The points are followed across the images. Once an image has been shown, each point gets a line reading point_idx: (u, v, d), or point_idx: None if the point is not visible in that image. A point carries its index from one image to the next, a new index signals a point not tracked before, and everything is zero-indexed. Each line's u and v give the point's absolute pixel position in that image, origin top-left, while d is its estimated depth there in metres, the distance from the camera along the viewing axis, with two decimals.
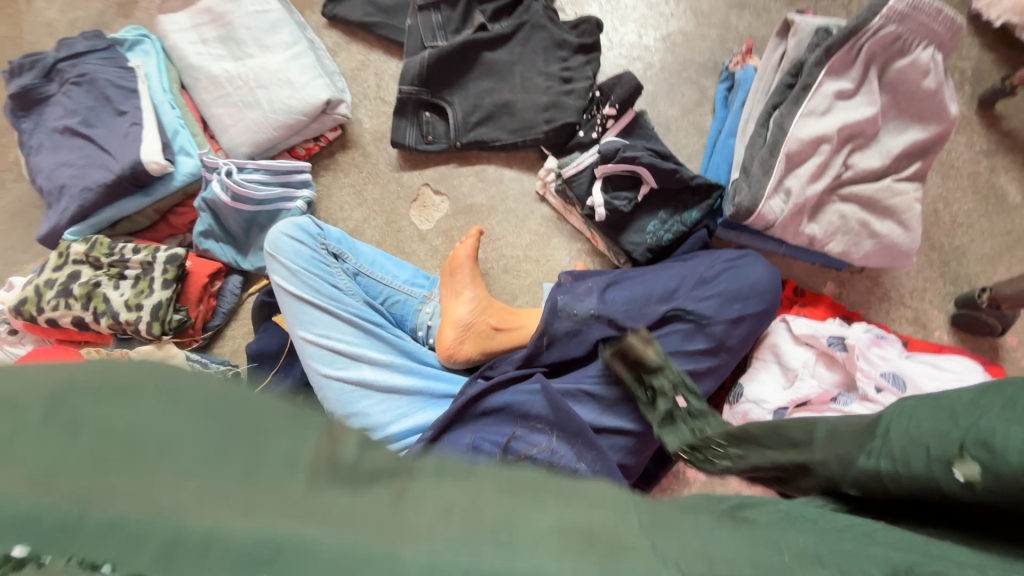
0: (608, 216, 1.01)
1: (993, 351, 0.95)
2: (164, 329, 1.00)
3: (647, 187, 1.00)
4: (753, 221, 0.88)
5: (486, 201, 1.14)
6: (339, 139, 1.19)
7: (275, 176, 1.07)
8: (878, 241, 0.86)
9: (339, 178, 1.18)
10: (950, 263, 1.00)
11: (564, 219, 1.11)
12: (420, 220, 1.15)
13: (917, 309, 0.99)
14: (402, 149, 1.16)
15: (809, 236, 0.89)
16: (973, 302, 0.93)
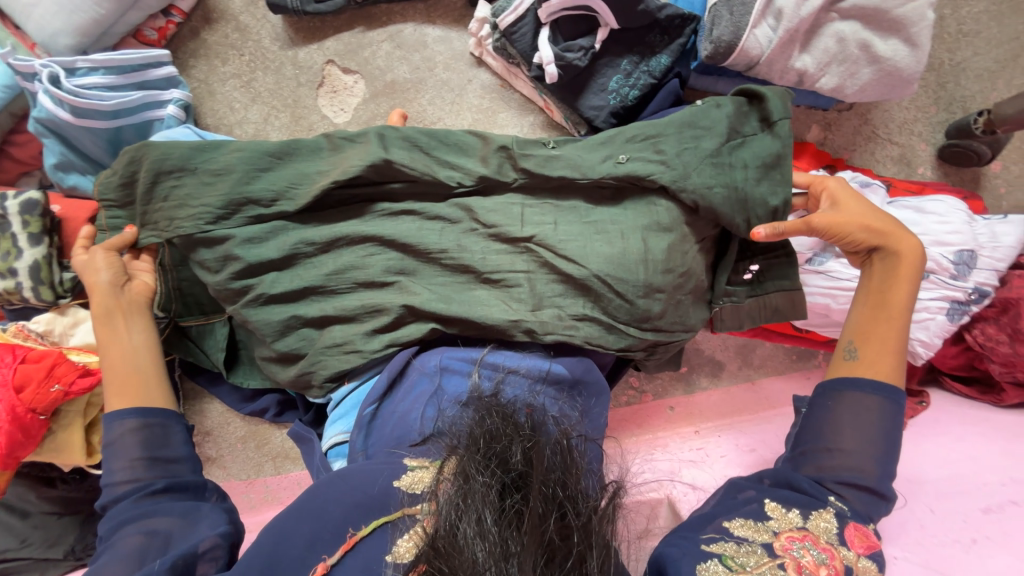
0: (561, 74, 0.81)
1: (976, 182, 0.89)
2: (60, 291, 0.80)
3: (606, 29, 0.79)
4: (734, 61, 0.73)
5: (411, 74, 0.91)
6: (198, 10, 0.91)
7: (125, 75, 0.82)
8: (880, 69, 0.71)
9: (215, 67, 0.91)
10: (948, 85, 0.88)
11: (509, 87, 0.91)
12: (332, 110, 0.92)
13: (904, 146, 0.89)
14: (287, 15, 0.88)
15: (799, 72, 0.73)
16: (967, 130, 0.83)
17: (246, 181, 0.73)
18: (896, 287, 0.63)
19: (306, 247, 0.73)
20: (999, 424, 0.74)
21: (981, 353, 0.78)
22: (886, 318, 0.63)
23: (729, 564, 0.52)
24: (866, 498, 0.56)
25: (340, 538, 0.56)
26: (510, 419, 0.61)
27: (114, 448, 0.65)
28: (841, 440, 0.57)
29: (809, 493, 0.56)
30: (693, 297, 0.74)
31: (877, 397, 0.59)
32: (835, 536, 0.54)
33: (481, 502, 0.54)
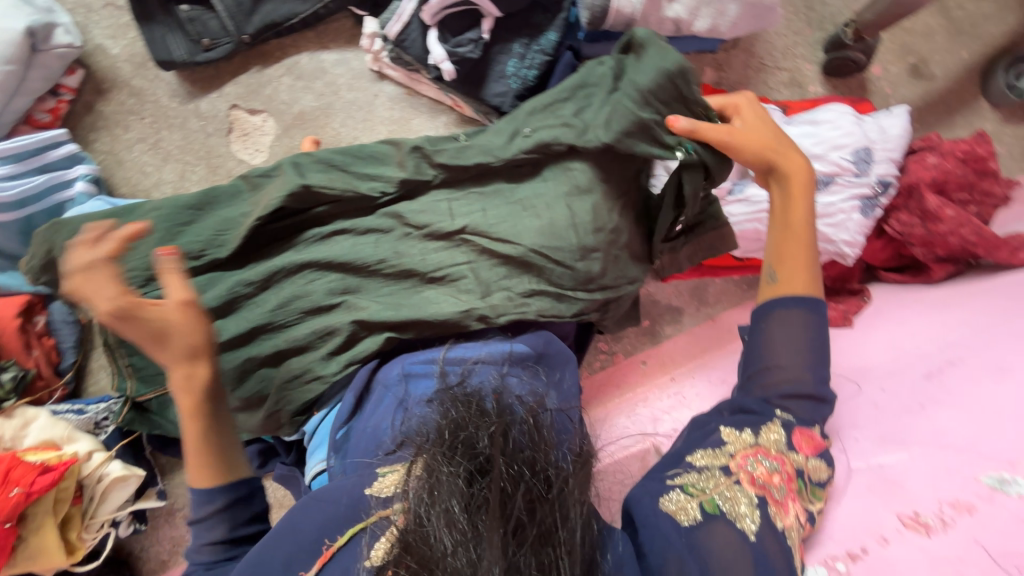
0: (457, 70, 0.83)
1: (863, 88, 0.96)
2: (3, 394, 0.79)
3: (490, 19, 0.82)
4: (611, 23, 0.78)
5: (317, 102, 0.92)
6: (87, 83, 0.89)
7: (24, 161, 0.80)
8: (743, 2, 0.77)
9: (117, 136, 0.90)
10: (816, 5, 0.95)
11: (415, 93, 0.93)
12: (247, 152, 0.92)
13: (792, 70, 0.95)
14: (179, 69, 0.88)
15: (674, 21, 0.78)
16: (840, 42, 0.90)
17: (169, 238, 0.72)
18: (796, 206, 0.68)
19: (243, 290, 0.72)
20: (932, 298, 0.79)
21: (903, 241, 0.83)
22: (796, 236, 0.67)
23: (689, 491, 0.57)
24: (808, 404, 0.60)
25: (317, 550, 0.57)
26: (473, 407, 0.60)
27: (202, 526, 0.60)
28: (778, 358, 0.61)
29: (757, 412, 0.60)
30: (631, 249, 0.77)
31: (800, 310, 0.62)
32: (785, 446, 0.58)
33: (449, 493, 0.54)
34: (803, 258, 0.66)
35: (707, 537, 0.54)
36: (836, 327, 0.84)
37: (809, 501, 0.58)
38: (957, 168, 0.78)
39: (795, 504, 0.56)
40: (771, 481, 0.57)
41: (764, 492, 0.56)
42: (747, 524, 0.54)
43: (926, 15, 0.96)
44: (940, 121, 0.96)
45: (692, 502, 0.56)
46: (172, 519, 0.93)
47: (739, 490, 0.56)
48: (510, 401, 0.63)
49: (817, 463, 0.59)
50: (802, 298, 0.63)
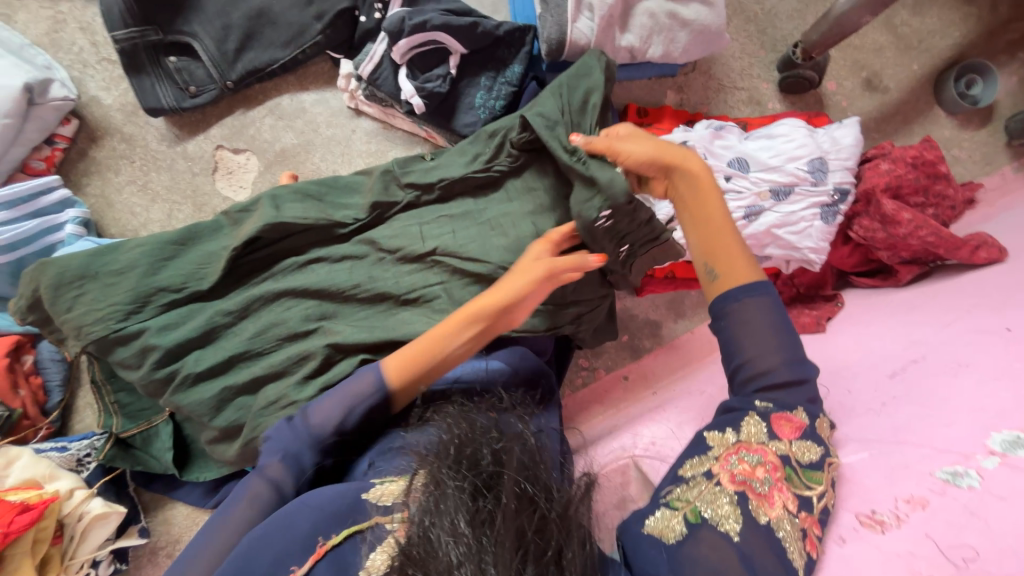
0: (427, 104, 0.88)
1: (820, 102, 1.00)
2: None
3: (456, 55, 0.87)
4: (569, 53, 0.82)
5: (297, 139, 0.96)
6: (81, 132, 0.95)
7: (17, 207, 0.84)
8: (692, 29, 0.81)
9: (109, 179, 0.94)
10: (768, 29, 1.00)
11: (391, 126, 0.97)
12: (232, 189, 0.96)
13: (749, 89, 1.00)
14: (167, 115, 0.93)
15: (628, 49, 0.83)
16: (791, 62, 0.95)
17: (151, 272, 0.75)
18: (710, 200, 0.67)
19: (222, 319, 0.75)
20: (900, 300, 0.80)
21: (868, 245, 0.85)
22: (720, 233, 0.66)
23: (674, 505, 0.54)
24: (790, 392, 0.58)
25: (311, 547, 0.56)
26: (478, 424, 0.62)
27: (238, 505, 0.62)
28: (752, 347, 0.59)
29: (738, 409, 0.58)
30: (600, 264, 0.79)
31: (751, 301, 0.61)
32: (768, 436, 0.55)
33: (454, 506, 0.53)
34: (733, 253, 0.64)
35: (693, 547, 0.50)
36: (810, 333, 0.85)
37: (801, 488, 0.53)
38: (909, 172, 0.80)
39: (782, 493, 0.52)
40: (755, 475, 0.53)
41: (746, 487, 0.53)
42: (731, 525, 0.51)
43: (874, 33, 1.01)
44: (897, 131, 0.99)
45: (676, 517, 0.53)
46: (155, 558, 0.92)
47: (720, 489, 0.53)
48: (509, 423, 0.65)
49: (803, 447, 0.55)
50: (746, 292, 0.61)
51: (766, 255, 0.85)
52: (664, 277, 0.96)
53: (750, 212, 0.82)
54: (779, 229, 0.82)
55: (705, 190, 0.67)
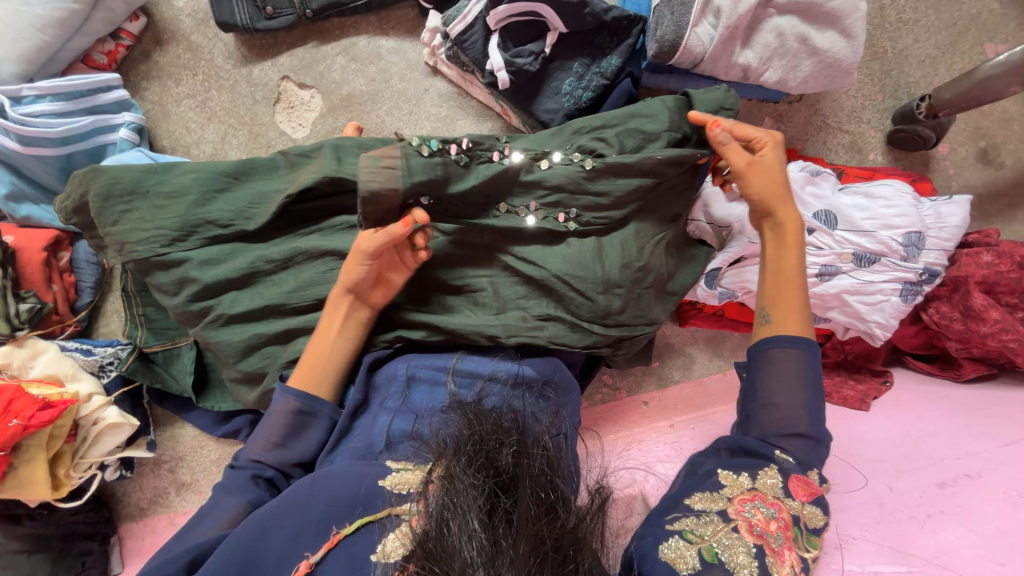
0: (512, 80, 0.82)
1: (926, 165, 0.92)
2: (16, 323, 0.80)
3: (555, 33, 0.80)
4: (678, 59, 0.75)
5: (367, 86, 0.91)
6: (147, 32, 0.90)
7: (73, 101, 0.81)
8: (819, 60, 0.73)
9: (168, 88, 0.90)
10: (892, 72, 0.91)
11: (466, 93, 0.92)
12: (290, 126, 0.91)
13: (854, 133, 0.92)
14: (238, 33, 0.88)
15: (743, 67, 0.75)
16: (911, 115, 0.86)
17: (201, 202, 0.72)
18: (790, 238, 0.67)
19: (262, 266, 0.72)
20: (958, 398, 0.76)
21: (938, 332, 0.80)
22: (784, 278, 0.66)
23: (689, 538, 0.52)
24: (805, 445, 0.59)
25: (324, 536, 0.53)
26: (495, 419, 0.57)
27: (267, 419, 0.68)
28: (775, 395, 0.60)
29: (759, 454, 0.58)
30: (654, 291, 0.75)
31: (791, 350, 0.61)
32: (781, 489, 0.55)
33: (468, 504, 0.49)
34: (792, 299, 0.64)
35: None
36: (849, 408, 0.81)
37: (805, 550, 0.53)
38: (1011, 270, 0.74)
39: (791, 553, 0.52)
40: (769, 528, 0.53)
41: (764, 541, 0.52)
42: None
43: (1007, 101, 0.91)
44: (1001, 214, 0.91)
45: (690, 549, 0.51)
46: (157, 470, 0.95)
47: (737, 537, 0.52)
48: (528, 422, 0.60)
49: (812, 511, 0.56)
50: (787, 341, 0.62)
51: (827, 317, 0.81)
52: (712, 314, 0.93)
53: (824, 271, 0.77)
54: (850, 295, 0.77)
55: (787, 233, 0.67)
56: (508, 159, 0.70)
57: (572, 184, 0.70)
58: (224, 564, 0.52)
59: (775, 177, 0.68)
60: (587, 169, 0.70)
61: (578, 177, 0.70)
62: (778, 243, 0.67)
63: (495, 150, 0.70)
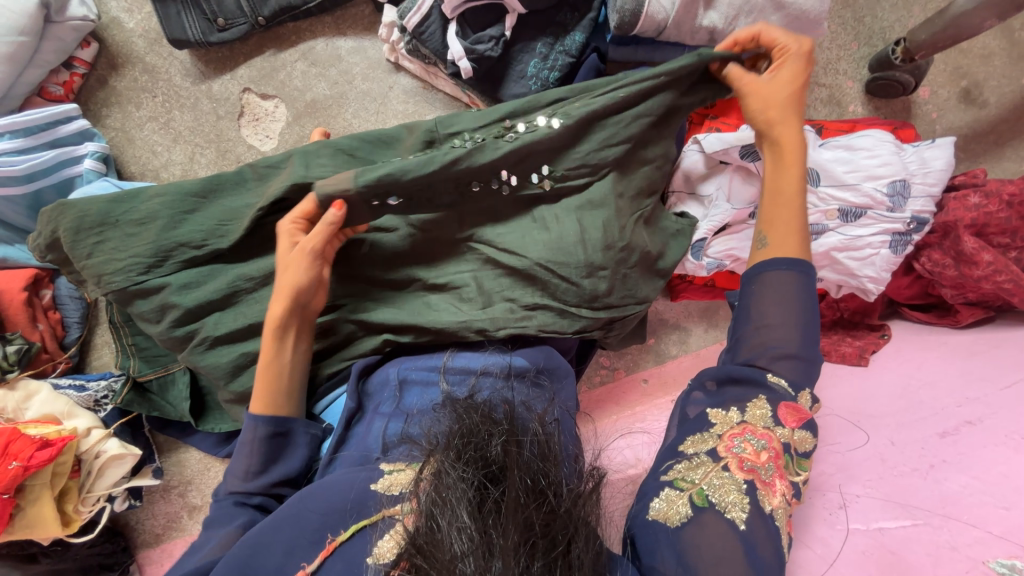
0: (476, 68, 0.79)
1: (907, 111, 0.90)
2: (6, 365, 0.80)
3: (514, 15, 0.77)
4: (642, 28, 0.73)
5: (330, 90, 0.89)
6: (101, 57, 0.88)
7: (33, 136, 0.79)
8: (787, 14, 0.71)
9: (129, 113, 0.89)
10: (865, 19, 0.88)
11: (432, 86, 0.90)
12: (258, 138, 0.90)
13: (832, 86, 0.90)
14: (192, 49, 0.86)
15: (709, 29, 0.73)
16: (888, 62, 0.83)
17: (172, 225, 0.71)
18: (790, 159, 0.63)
19: (243, 284, 0.72)
20: (957, 345, 0.75)
21: (932, 279, 0.80)
22: (784, 200, 0.63)
23: (681, 486, 0.52)
24: (798, 367, 0.57)
25: (319, 544, 0.53)
26: (482, 412, 0.56)
27: (243, 448, 0.67)
28: (769, 316, 0.57)
29: (748, 378, 0.56)
30: (641, 269, 0.74)
31: (785, 272, 0.59)
32: (770, 420, 0.54)
33: (457, 498, 0.49)
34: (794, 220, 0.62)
35: (695, 531, 0.49)
36: (849, 364, 0.81)
37: (795, 474, 0.54)
38: (1001, 210, 0.72)
39: (782, 481, 0.52)
40: (760, 461, 0.52)
41: (754, 475, 0.51)
42: (738, 513, 0.49)
43: (987, 35, 0.89)
44: (989, 153, 0.89)
45: (682, 498, 0.51)
46: (167, 496, 0.95)
47: (728, 476, 0.52)
48: (520, 412, 0.59)
49: (802, 436, 0.55)
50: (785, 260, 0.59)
51: (818, 276, 0.80)
52: (703, 285, 0.90)
53: (811, 231, 0.76)
54: (839, 253, 0.76)
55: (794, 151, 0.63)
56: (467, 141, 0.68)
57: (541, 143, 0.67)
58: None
59: (787, 91, 0.63)
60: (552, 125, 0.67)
61: (551, 140, 0.67)
62: (777, 161, 0.64)
63: (455, 137, 0.69)
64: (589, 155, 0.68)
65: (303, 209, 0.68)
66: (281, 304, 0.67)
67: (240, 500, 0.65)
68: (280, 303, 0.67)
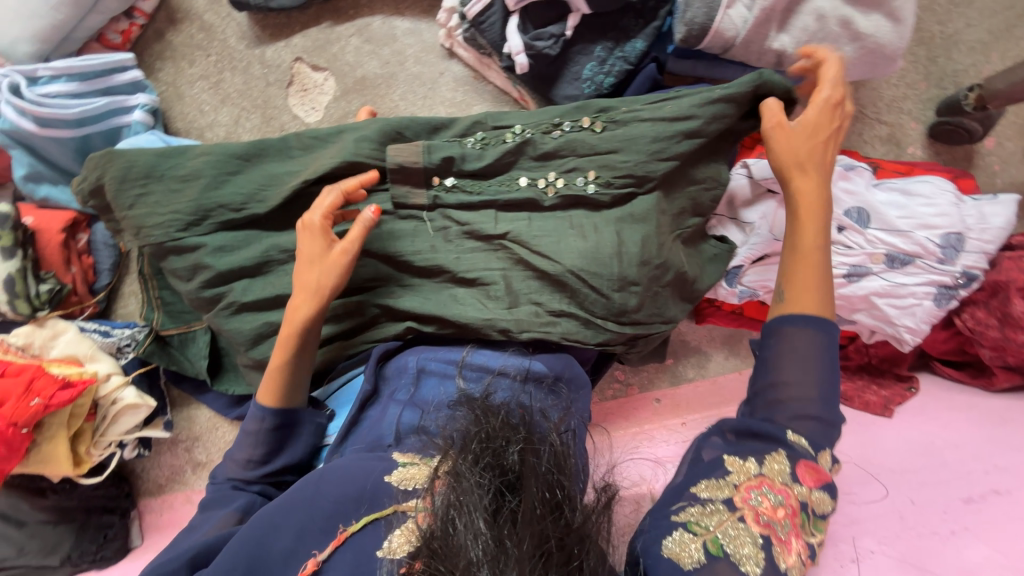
0: (531, 65, 0.78)
1: (970, 160, 0.86)
2: (38, 304, 0.82)
3: (577, 15, 0.76)
4: (708, 43, 0.71)
5: (381, 69, 0.88)
6: (161, 11, 0.89)
7: (88, 82, 0.81)
8: (862, 46, 0.68)
9: (182, 69, 0.89)
10: (939, 59, 0.85)
11: (482, 77, 0.89)
12: (304, 109, 0.90)
13: (893, 125, 0.86)
14: (251, 12, 0.86)
15: (778, 52, 0.70)
16: (958, 107, 0.80)
17: (214, 185, 0.71)
18: (809, 219, 0.62)
19: (275, 254, 0.72)
20: (988, 409, 0.73)
21: (972, 338, 0.77)
22: (803, 256, 0.61)
23: (694, 530, 0.51)
24: (817, 428, 0.55)
25: (332, 532, 0.53)
26: (501, 415, 0.56)
27: (245, 436, 0.68)
28: (786, 373, 0.56)
29: (767, 434, 0.55)
30: (673, 289, 0.72)
31: (805, 330, 0.57)
32: (789, 476, 0.53)
33: (474, 504, 0.48)
34: (816, 280, 0.60)
35: None
36: (872, 413, 0.79)
37: (811, 535, 0.53)
38: None
39: (799, 541, 0.51)
40: (777, 517, 0.51)
41: (769, 530, 0.50)
42: (752, 567, 0.49)
43: None
44: None
45: (696, 542, 0.50)
46: (174, 449, 0.97)
47: (744, 528, 0.51)
48: (536, 418, 0.59)
49: (821, 497, 0.53)
50: (803, 322, 0.57)
51: (852, 318, 0.77)
52: (731, 312, 0.88)
53: (854, 272, 0.74)
54: (880, 298, 0.74)
55: (813, 211, 0.62)
56: (522, 137, 0.72)
57: (586, 149, 0.70)
58: (235, 565, 0.53)
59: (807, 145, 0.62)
60: (598, 132, 0.70)
61: (595, 146, 0.69)
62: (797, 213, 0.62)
63: (508, 129, 0.73)
64: (634, 166, 0.67)
65: (331, 202, 0.69)
66: (306, 307, 0.68)
67: (236, 484, 0.68)
68: (304, 305, 0.68)
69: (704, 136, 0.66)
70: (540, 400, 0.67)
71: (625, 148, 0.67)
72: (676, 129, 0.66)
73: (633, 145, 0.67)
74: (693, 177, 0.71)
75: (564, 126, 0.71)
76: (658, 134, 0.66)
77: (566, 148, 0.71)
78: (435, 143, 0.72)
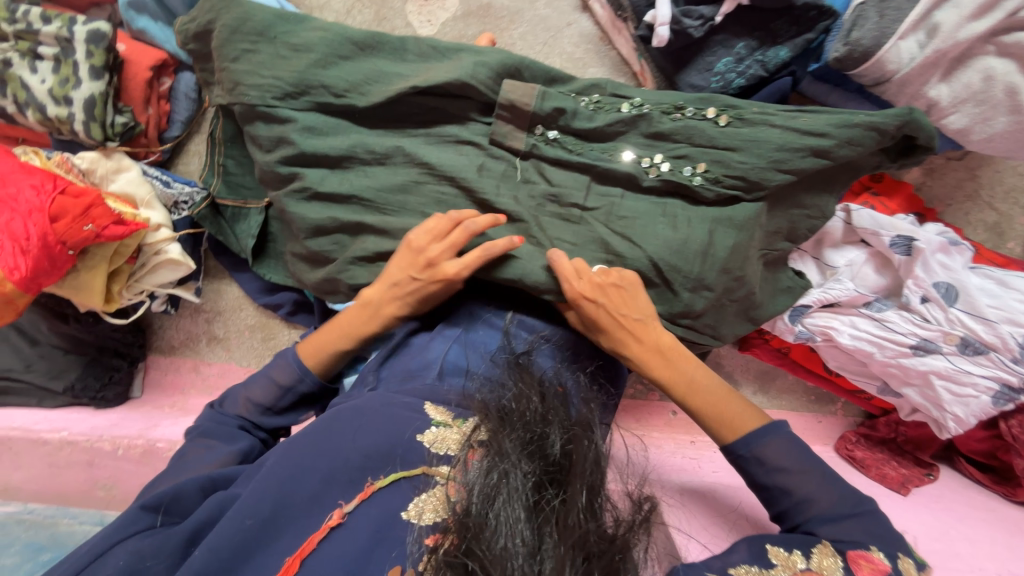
0: (671, 40, 0.74)
1: None
2: (110, 134, 0.80)
3: (733, 2, 0.71)
4: (864, 70, 0.67)
5: (510, 1, 0.85)
6: None
7: None
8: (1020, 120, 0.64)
9: None
10: None
11: (609, 40, 0.85)
12: (419, 19, 0.86)
13: (1003, 214, 0.83)
14: None
15: (930, 101, 0.68)
16: None
17: (322, 64, 0.69)
18: (670, 367, 0.64)
19: (359, 152, 0.70)
20: (1003, 517, 0.72)
21: (1011, 446, 0.75)
22: (701, 392, 0.63)
23: None
24: (857, 525, 0.55)
25: (358, 485, 0.50)
26: (548, 399, 0.54)
27: (262, 378, 0.69)
28: (792, 478, 0.57)
29: (806, 532, 0.56)
30: (739, 308, 0.71)
31: (772, 439, 0.58)
32: (842, 573, 0.52)
33: (514, 493, 0.47)
34: (721, 406, 0.62)
35: None
36: (886, 486, 0.79)
37: None
38: None
39: None
40: None
41: None
42: None
43: None
44: None
45: None
46: (195, 316, 0.97)
47: None
48: (575, 403, 0.58)
49: None
50: (746, 448, 0.59)
51: (900, 391, 0.77)
52: (777, 349, 0.86)
53: (923, 346, 0.73)
54: (939, 379, 0.72)
55: (670, 357, 0.64)
56: (636, 109, 0.69)
57: (703, 139, 0.66)
58: (259, 508, 0.48)
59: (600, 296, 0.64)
60: (720, 126, 0.66)
61: (713, 139, 0.66)
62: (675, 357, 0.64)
63: (627, 99, 0.70)
64: (750, 170, 0.64)
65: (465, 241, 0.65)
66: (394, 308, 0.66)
67: (245, 425, 0.68)
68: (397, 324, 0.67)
69: (831, 159, 0.63)
70: (586, 385, 0.64)
71: (745, 150, 0.64)
72: (804, 143, 0.63)
73: (756, 148, 0.64)
74: (798, 201, 0.68)
75: (686, 109, 0.68)
76: (785, 143, 0.63)
77: (680, 132, 0.67)
78: (551, 91, 0.70)
